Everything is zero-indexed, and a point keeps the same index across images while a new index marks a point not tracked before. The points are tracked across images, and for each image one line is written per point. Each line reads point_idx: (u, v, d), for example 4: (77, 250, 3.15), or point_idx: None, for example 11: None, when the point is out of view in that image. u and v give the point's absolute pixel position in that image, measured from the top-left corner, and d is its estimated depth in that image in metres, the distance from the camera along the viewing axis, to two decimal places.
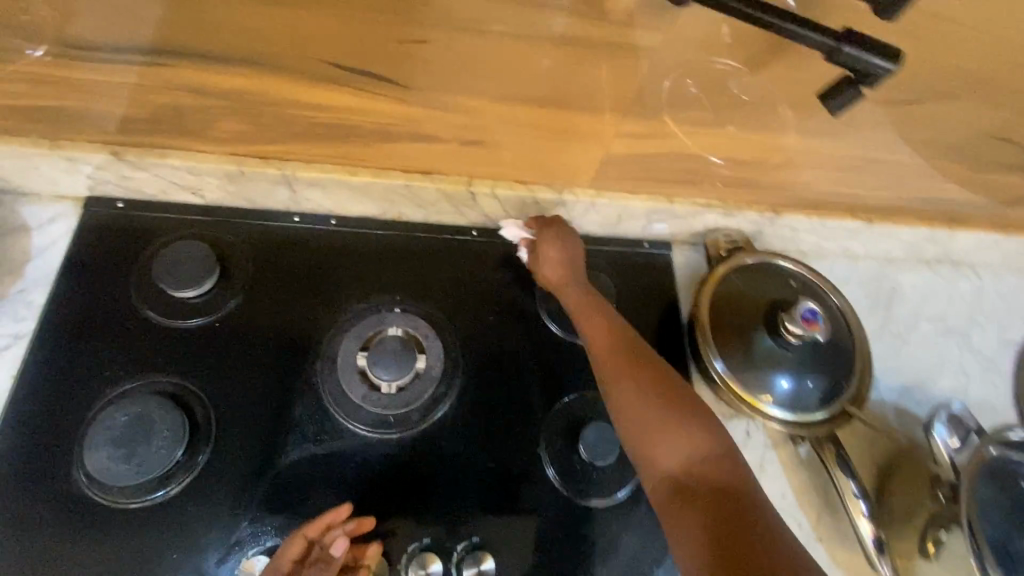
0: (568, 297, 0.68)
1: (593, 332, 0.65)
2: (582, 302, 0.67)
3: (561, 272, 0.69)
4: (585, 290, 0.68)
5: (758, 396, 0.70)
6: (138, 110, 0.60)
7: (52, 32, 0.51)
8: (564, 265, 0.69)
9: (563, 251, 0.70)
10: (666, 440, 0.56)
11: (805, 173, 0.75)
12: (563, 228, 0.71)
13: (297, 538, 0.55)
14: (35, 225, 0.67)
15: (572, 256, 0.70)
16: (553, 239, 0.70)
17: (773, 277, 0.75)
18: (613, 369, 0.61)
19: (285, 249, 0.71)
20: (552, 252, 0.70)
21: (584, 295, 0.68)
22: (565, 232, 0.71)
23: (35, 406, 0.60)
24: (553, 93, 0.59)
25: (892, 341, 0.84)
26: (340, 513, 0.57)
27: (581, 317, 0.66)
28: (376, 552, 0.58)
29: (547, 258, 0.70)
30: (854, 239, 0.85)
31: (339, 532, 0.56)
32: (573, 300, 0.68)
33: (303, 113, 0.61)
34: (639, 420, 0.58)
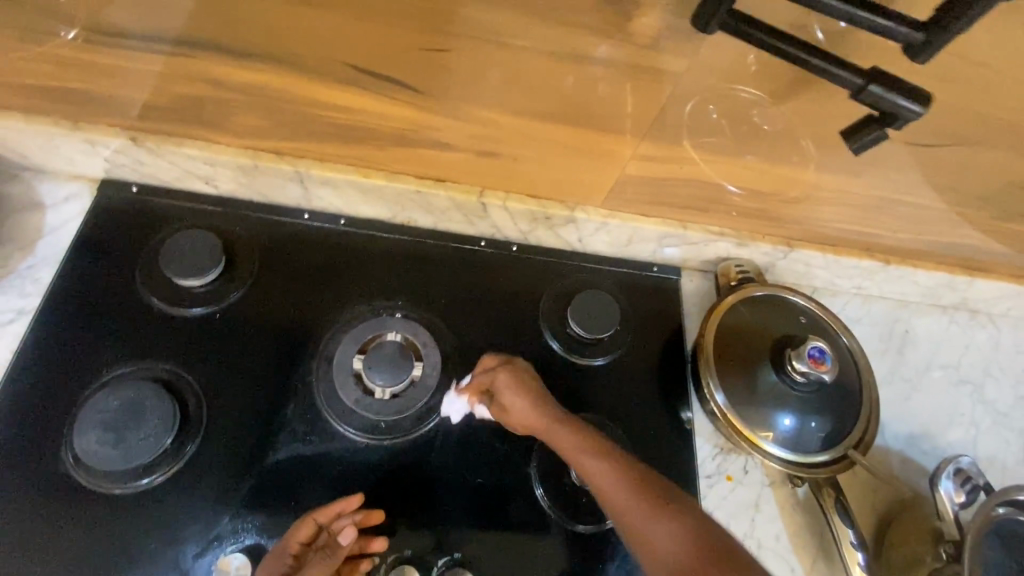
0: (554, 438, 0.59)
1: (591, 476, 0.55)
2: (569, 440, 0.58)
3: (537, 412, 0.60)
4: (564, 423, 0.60)
5: (759, 433, 0.67)
6: (161, 98, 0.61)
7: (82, 16, 0.52)
8: (535, 400, 0.61)
9: (529, 391, 0.62)
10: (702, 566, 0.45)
11: (823, 209, 0.74)
12: (514, 367, 0.64)
13: (307, 521, 0.56)
14: (50, 204, 0.68)
15: (539, 389, 0.63)
16: (509, 382, 0.62)
17: (783, 312, 0.74)
18: (628, 517, 0.51)
19: (293, 245, 0.71)
20: (516, 395, 0.62)
21: (567, 430, 0.59)
22: (518, 370, 0.64)
23: (32, 382, 0.60)
24: (572, 111, 0.59)
25: (902, 386, 0.81)
26: (352, 503, 0.58)
27: (574, 459, 0.57)
28: (381, 545, 0.58)
29: (513, 406, 0.61)
30: (868, 278, 0.83)
31: (348, 521, 0.57)
32: (559, 441, 0.58)
33: (321, 113, 0.61)
34: (669, 554, 0.47)
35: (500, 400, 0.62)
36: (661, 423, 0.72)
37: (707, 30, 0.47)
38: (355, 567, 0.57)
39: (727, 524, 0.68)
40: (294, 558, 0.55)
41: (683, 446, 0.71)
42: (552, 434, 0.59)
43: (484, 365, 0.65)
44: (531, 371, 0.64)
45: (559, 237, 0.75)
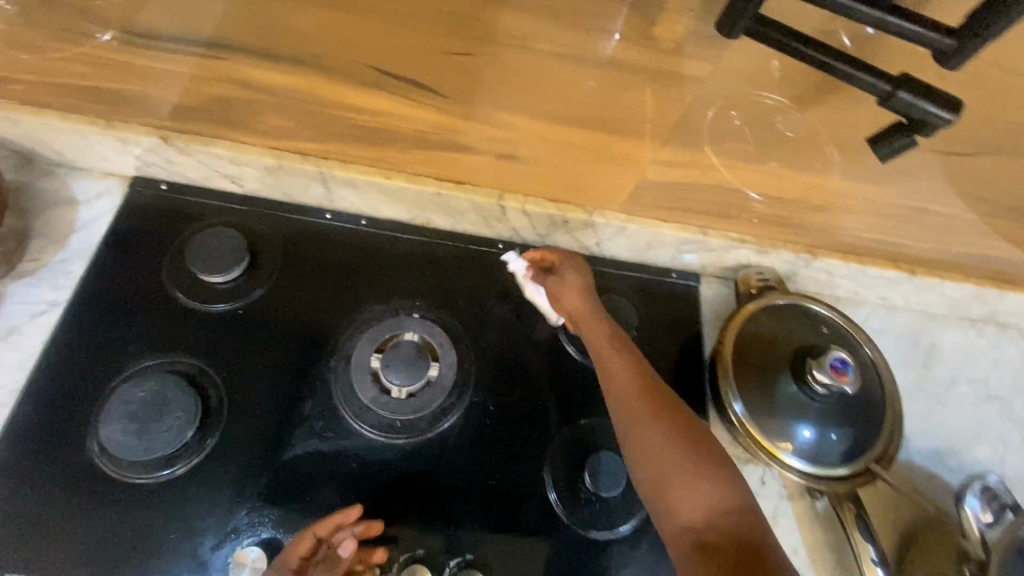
0: (592, 337, 0.65)
1: (615, 373, 0.62)
2: (606, 342, 0.64)
3: (585, 308, 0.67)
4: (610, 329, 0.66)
5: (777, 443, 0.66)
6: (191, 99, 0.62)
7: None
8: (585, 300, 0.67)
9: (585, 289, 0.68)
10: (685, 491, 0.53)
11: (847, 217, 0.72)
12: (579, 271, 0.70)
13: (307, 535, 0.56)
14: (82, 200, 0.70)
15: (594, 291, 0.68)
16: (574, 275, 0.69)
17: (804, 321, 0.73)
18: (636, 415, 0.58)
19: (314, 244, 0.72)
20: (573, 294, 0.68)
21: (609, 334, 0.65)
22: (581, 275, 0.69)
23: (61, 373, 0.62)
24: (593, 116, 0.59)
25: (927, 400, 0.79)
26: (352, 514, 0.58)
27: (606, 358, 0.63)
28: (382, 556, 0.58)
29: (566, 297, 0.68)
30: (894, 288, 0.80)
31: (348, 533, 0.57)
32: (596, 338, 0.65)
33: (345, 115, 0.62)
34: (662, 472, 0.55)
35: (557, 284, 0.69)
36: None
37: (730, 34, 0.47)
38: None
39: None
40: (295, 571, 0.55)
41: None
42: (592, 330, 0.65)
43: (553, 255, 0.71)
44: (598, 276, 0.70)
45: (577, 240, 0.74)
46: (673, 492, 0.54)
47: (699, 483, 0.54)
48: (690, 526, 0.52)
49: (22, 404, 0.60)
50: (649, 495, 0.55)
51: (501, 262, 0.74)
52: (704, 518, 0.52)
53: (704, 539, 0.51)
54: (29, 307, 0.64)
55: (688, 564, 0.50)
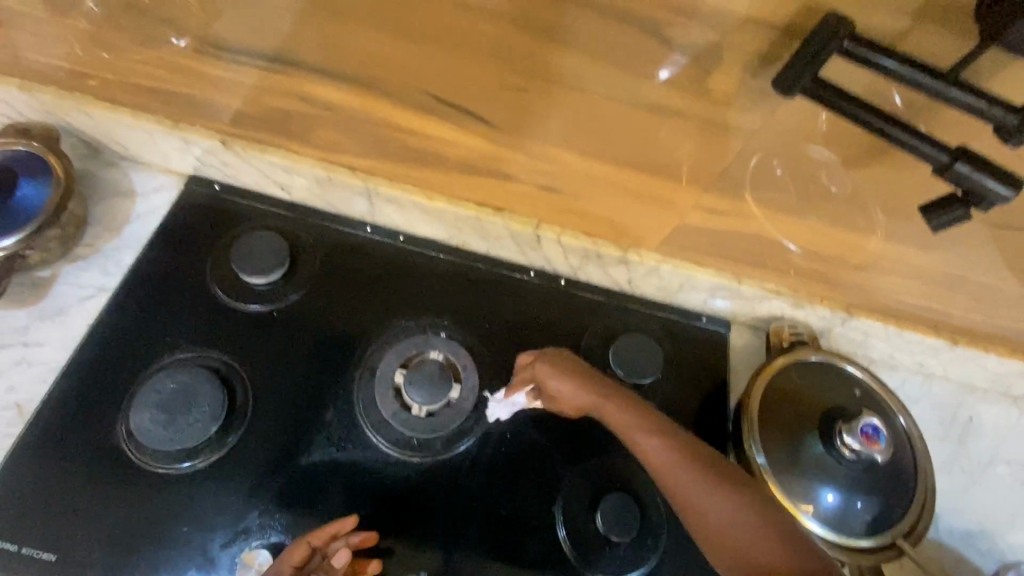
0: (611, 417, 0.60)
1: (651, 458, 0.56)
2: (627, 419, 0.58)
3: (588, 392, 0.61)
4: (621, 399, 0.60)
5: (799, 505, 0.64)
6: (253, 108, 0.66)
7: (197, 29, 0.58)
8: (582, 384, 0.62)
9: (574, 364, 0.63)
10: (784, 568, 0.47)
11: (889, 279, 0.71)
12: (564, 355, 0.64)
13: (302, 543, 0.56)
14: (140, 192, 0.74)
15: (581, 364, 0.63)
16: (551, 364, 0.63)
17: (837, 381, 0.71)
18: (692, 498, 0.53)
19: (353, 255, 0.74)
20: (569, 381, 0.62)
21: (626, 407, 0.59)
22: (566, 357, 0.64)
23: (101, 356, 0.64)
24: (638, 156, 0.59)
25: (961, 477, 0.76)
26: (345, 525, 0.58)
27: (634, 438, 0.58)
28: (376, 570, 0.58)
29: (561, 390, 0.62)
30: (933, 357, 0.79)
31: (342, 544, 0.57)
32: (615, 420, 0.59)
33: (396, 135, 0.64)
34: (748, 550, 0.49)
35: (546, 384, 0.63)
36: None
37: (787, 95, 0.47)
38: None
39: None
40: None
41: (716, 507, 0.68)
42: (608, 414, 0.60)
43: (522, 362, 0.66)
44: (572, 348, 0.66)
45: (609, 275, 0.75)
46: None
47: (785, 548, 0.48)
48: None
49: (60, 382, 0.62)
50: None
51: (488, 421, 0.67)
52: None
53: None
54: (79, 289, 0.67)
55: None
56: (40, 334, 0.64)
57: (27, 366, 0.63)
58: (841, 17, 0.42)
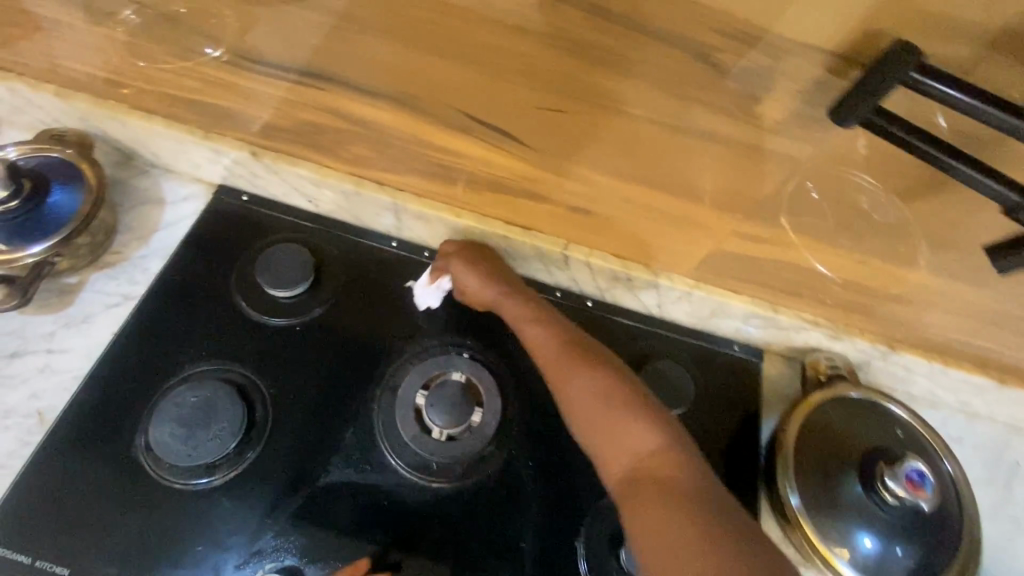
0: (505, 308, 0.65)
1: (535, 340, 0.61)
2: (523, 311, 0.64)
3: (493, 286, 0.65)
4: (516, 294, 0.65)
5: (835, 551, 0.60)
6: (284, 120, 0.65)
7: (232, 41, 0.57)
8: (488, 274, 0.66)
9: (489, 260, 0.67)
10: (619, 444, 0.51)
11: (935, 315, 0.67)
12: (475, 250, 0.67)
13: None
14: (169, 201, 0.74)
15: (495, 262, 0.68)
16: (465, 255, 0.67)
17: (878, 419, 0.67)
18: (560, 377, 0.58)
19: (378, 270, 0.73)
20: (470, 274, 0.66)
21: (520, 301, 0.64)
22: (478, 252, 0.67)
23: (123, 366, 0.64)
24: (677, 180, 0.57)
25: (1008, 526, 0.72)
26: (360, 568, 0.56)
27: (524, 329, 0.63)
28: None
29: (469, 284, 0.66)
30: (978, 396, 0.75)
31: None
32: (508, 307, 0.65)
33: (426, 152, 0.63)
34: (593, 426, 0.53)
35: (456, 278, 0.67)
36: None
37: (842, 123, 0.45)
38: None
39: None
40: None
41: None
42: (501, 306, 0.65)
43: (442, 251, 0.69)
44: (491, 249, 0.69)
45: (638, 299, 0.73)
46: (605, 436, 0.52)
47: (627, 425, 0.51)
48: (626, 469, 0.50)
49: (82, 391, 0.62)
50: (589, 446, 0.53)
51: (416, 307, 0.71)
52: (635, 458, 0.50)
53: (635, 477, 0.48)
54: (104, 297, 0.67)
55: (624, 505, 0.47)
56: (65, 342, 0.64)
57: (51, 373, 0.63)
58: (909, 45, 0.39)
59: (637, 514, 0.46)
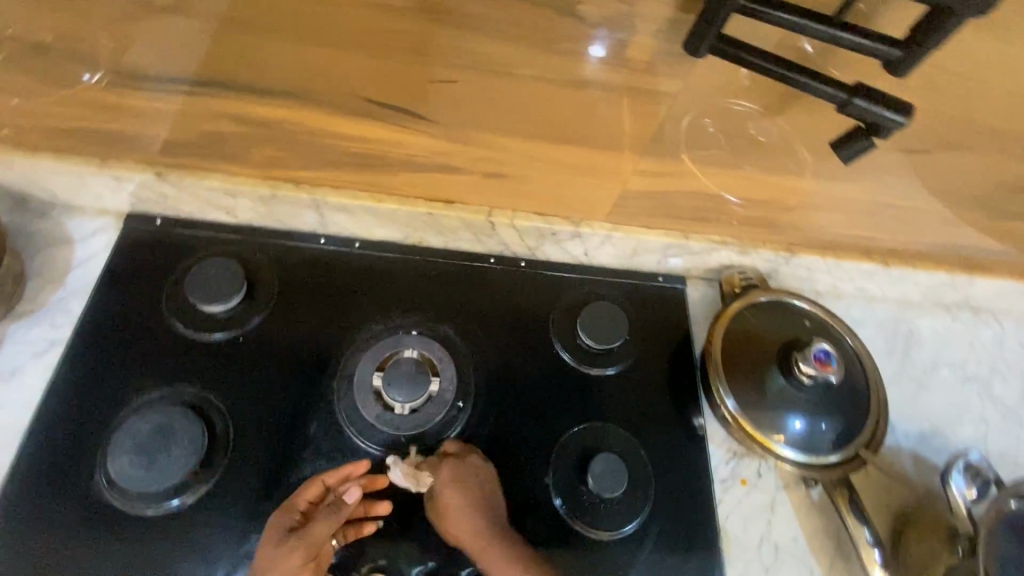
0: (484, 557, 0.60)
1: None
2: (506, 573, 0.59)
3: (479, 532, 0.60)
4: (499, 541, 0.61)
5: (770, 435, 0.69)
6: (182, 135, 0.64)
7: (107, 60, 0.56)
8: (476, 511, 0.61)
9: (472, 493, 0.62)
10: None
11: (821, 215, 0.76)
12: (456, 470, 0.63)
13: (317, 482, 0.61)
14: (78, 238, 0.71)
15: (482, 494, 0.62)
16: (450, 483, 0.62)
17: (788, 316, 0.76)
18: None
19: (311, 270, 0.74)
20: (456, 499, 0.61)
21: (502, 551, 0.60)
22: (457, 476, 0.63)
23: (65, 411, 0.62)
24: (573, 132, 0.62)
25: (909, 386, 0.83)
26: (358, 468, 0.62)
27: None
28: (386, 508, 0.62)
29: (449, 512, 0.61)
30: (871, 280, 0.85)
31: (354, 484, 0.61)
32: (493, 563, 0.59)
33: (334, 143, 0.64)
34: None
35: (441, 496, 0.61)
36: (674, 430, 0.73)
37: (696, 53, 0.51)
38: (359, 528, 0.61)
39: (743, 527, 0.70)
40: (302, 513, 0.59)
41: (695, 451, 0.72)
42: (484, 552, 0.60)
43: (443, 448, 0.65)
44: (481, 469, 0.64)
45: (566, 251, 0.78)
46: None
47: None
48: None
49: (25, 445, 0.60)
50: None
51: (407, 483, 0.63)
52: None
53: None
54: (29, 346, 0.65)
55: None
56: None
57: None
58: None
59: None
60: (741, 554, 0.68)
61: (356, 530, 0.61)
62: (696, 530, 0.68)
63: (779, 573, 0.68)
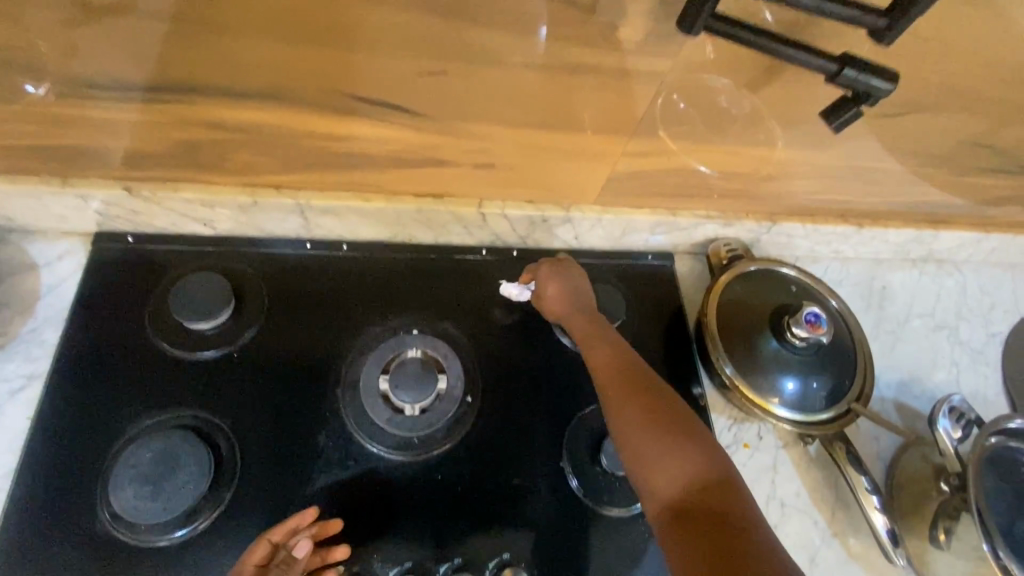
0: (573, 325, 0.68)
1: (602, 364, 0.62)
2: (590, 334, 0.66)
3: (573, 303, 0.69)
4: (590, 317, 0.68)
5: (769, 398, 0.72)
6: (149, 146, 0.60)
7: (55, 71, 0.51)
8: (572, 292, 0.70)
9: (568, 304, 0.69)
10: (664, 461, 0.53)
11: (798, 183, 0.79)
12: (559, 264, 0.73)
13: (262, 541, 0.56)
14: (43, 264, 0.67)
15: (577, 293, 0.70)
16: (551, 272, 0.71)
17: (775, 283, 0.78)
18: (621, 399, 0.58)
19: (301, 277, 0.71)
20: (555, 294, 0.70)
21: (590, 323, 0.67)
22: (559, 265, 0.72)
23: (54, 448, 0.59)
24: (563, 117, 0.61)
25: (887, 339, 0.88)
26: (305, 517, 0.57)
27: (588, 346, 0.65)
28: (344, 553, 0.58)
29: (547, 293, 0.70)
30: (846, 241, 0.89)
31: (304, 535, 0.56)
32: (578, 322, 0.68)
33: (317, 144, 0.62)
34: (640, 450, 0.54)
35: (541, 288, 0.71)
36: None
37: (691, 32, 0.51)
38: None
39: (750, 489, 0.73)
40: None
41: (700, 422, 0.74)
42: (576, 321, 0.68)
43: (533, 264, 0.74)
44: (576, 267, 0.73)
45: (557, 237, 0.78)
46: (648, 460, 0.54)
47: (678, 440, 0.54)
48: (667, 486, 0.52)
49: (14, 488, 0.57)
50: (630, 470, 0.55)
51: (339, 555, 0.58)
52: (677, 475, 0.52)
53: (674, 503, 0.51)
54: (5, 383, 0.61)
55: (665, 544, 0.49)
56: None
57: None
58: None
59: (679, 535, 0.49)
60: None
61: None
62: None
63: (788, 528, 0.71)
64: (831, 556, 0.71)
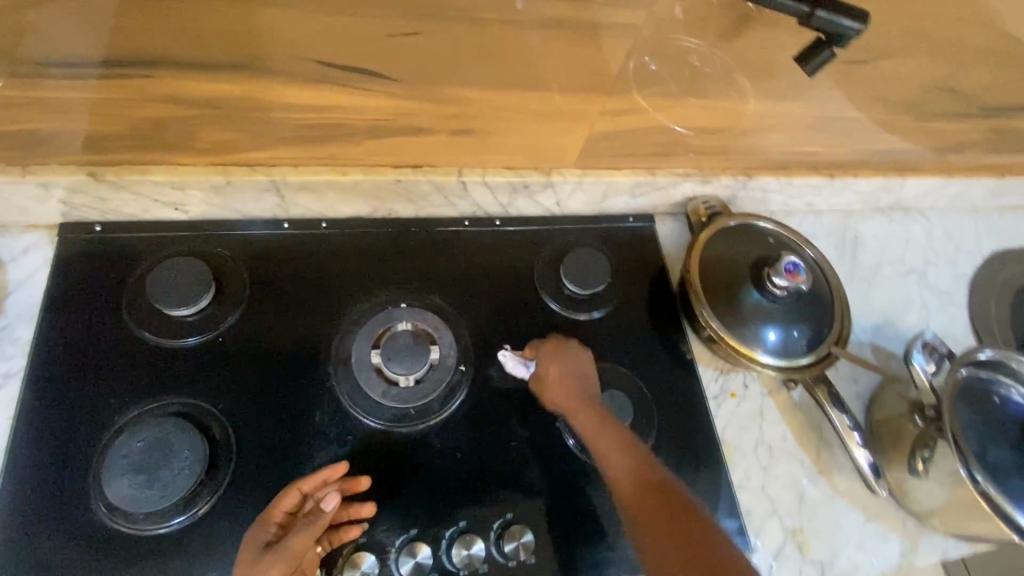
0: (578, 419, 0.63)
1: (622, 478, 0.58)
2: (601, 436, 0.61)
3: (578, 393, 0.65)
4: (599, 410, 0.63)
5: (754, 347, 0.74)
6: (112, 127, 0.58)
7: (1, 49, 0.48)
8: (576, 381, 0.66)
9: (573, 392, 0.65)
10: None
11: (771, 136, 0.80)
12: (561, 347, 0.68)
13: (294, 490, 0.57)
14: (8, 260, 0.64)
15: (583, 377, 0.66)
16: (554, 356, 0.67)
17: (754, 237, 0.80)
18: (650, 523, 0.55)
19: (282, 257, 0.70)
20: (559, 383, 0.66)
21: (600, 416, 0.63)
22: (561, 349, 0.68)
23: (40, 445, 0.57)
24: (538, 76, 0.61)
25: (861, 286, 0.91)
26: (336, 471, 0.59)
27: (602, 453, 0.61)
28: (370, 510, 0.60)
29: (551, 378, 0.66)
30: (819, 194, 0.91)
31: (333, 488, 0.58)
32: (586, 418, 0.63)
33: (289, 116, 0.60)
34: None
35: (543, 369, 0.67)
36: (665, 359, 0.77)
37: None
38: (342, 533, 0.58)
39: (740, 435, 0.75)
40: (280, 525, 0.55)
41: (688, 375, 0.77)
42: (581, 414, 0.63)
43: (534, 345, 0.70)
44: (580, 350, 0.69)
45: (539, 204, 0.78)
46: None
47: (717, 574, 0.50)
48: None
49: (3, 489, 0.55)
50: None
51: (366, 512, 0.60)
52: None
53: None
54: None
55: None
56: None
57: None
58: None
59: None
60: (742, 459, 0.74)
61: (337, 535, 0.58)
62: (699, 446, 0.73)
63: (777, 469, 0.74)
64: (818, 492, 0.74)
